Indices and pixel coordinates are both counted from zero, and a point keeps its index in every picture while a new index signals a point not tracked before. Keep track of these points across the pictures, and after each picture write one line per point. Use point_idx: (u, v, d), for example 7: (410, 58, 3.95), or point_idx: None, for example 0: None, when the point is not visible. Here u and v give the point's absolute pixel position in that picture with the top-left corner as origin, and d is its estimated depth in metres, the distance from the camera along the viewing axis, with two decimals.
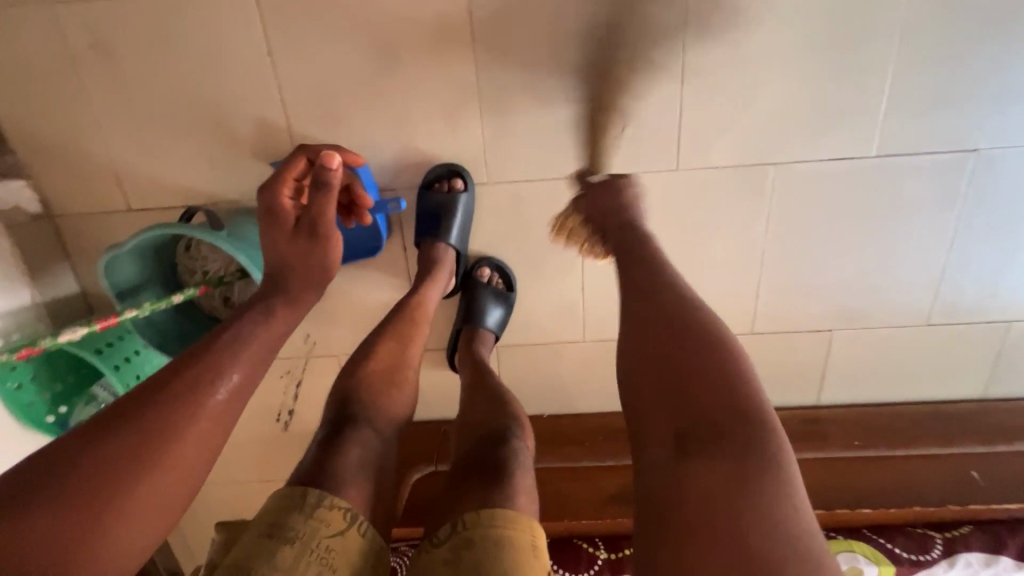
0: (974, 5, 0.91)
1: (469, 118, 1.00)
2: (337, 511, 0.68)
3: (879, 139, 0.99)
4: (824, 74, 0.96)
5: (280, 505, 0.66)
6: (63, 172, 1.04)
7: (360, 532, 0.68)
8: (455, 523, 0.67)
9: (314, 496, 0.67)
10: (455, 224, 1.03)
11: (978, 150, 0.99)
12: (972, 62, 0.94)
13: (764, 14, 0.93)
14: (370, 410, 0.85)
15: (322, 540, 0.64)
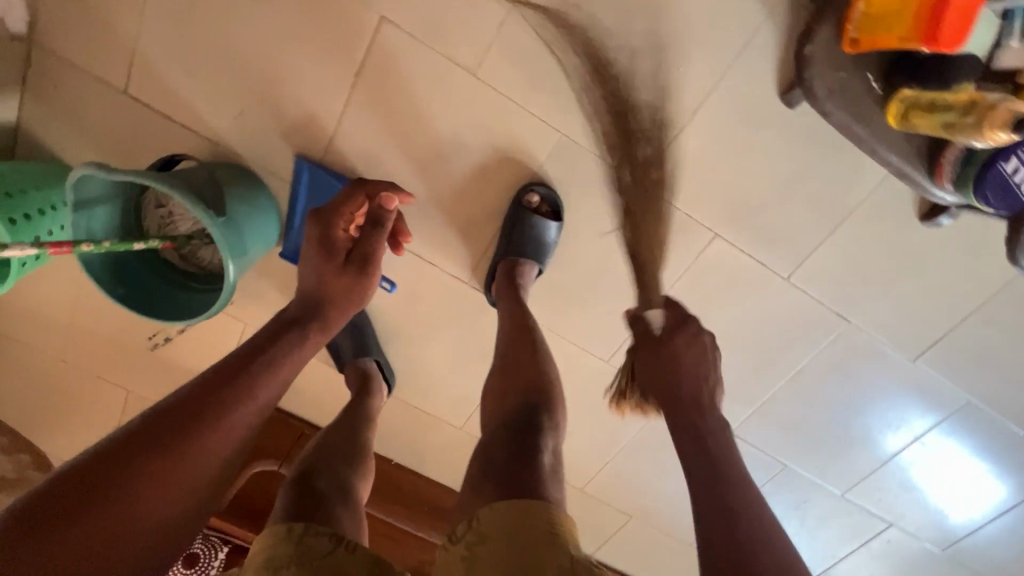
0: (855, 387, 1.20)
1: (485, 230, 1.10)
2: (321, 537, 0.78)
3: (754, 435, 1.28)
4: (744, 367, 1.18)
5: (274, 541, 0.77)
6: (77, 16, 0.92)
7: (347, 546, 0.78)
8: (470, 520, 0.69)
9: (297, 527, 0.79)
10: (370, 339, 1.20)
11: (813, 473, 1.33)
12: (839, 415, 1.24)
13: (729, 308, 1.12)
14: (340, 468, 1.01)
15: (312, 557, 0.75)
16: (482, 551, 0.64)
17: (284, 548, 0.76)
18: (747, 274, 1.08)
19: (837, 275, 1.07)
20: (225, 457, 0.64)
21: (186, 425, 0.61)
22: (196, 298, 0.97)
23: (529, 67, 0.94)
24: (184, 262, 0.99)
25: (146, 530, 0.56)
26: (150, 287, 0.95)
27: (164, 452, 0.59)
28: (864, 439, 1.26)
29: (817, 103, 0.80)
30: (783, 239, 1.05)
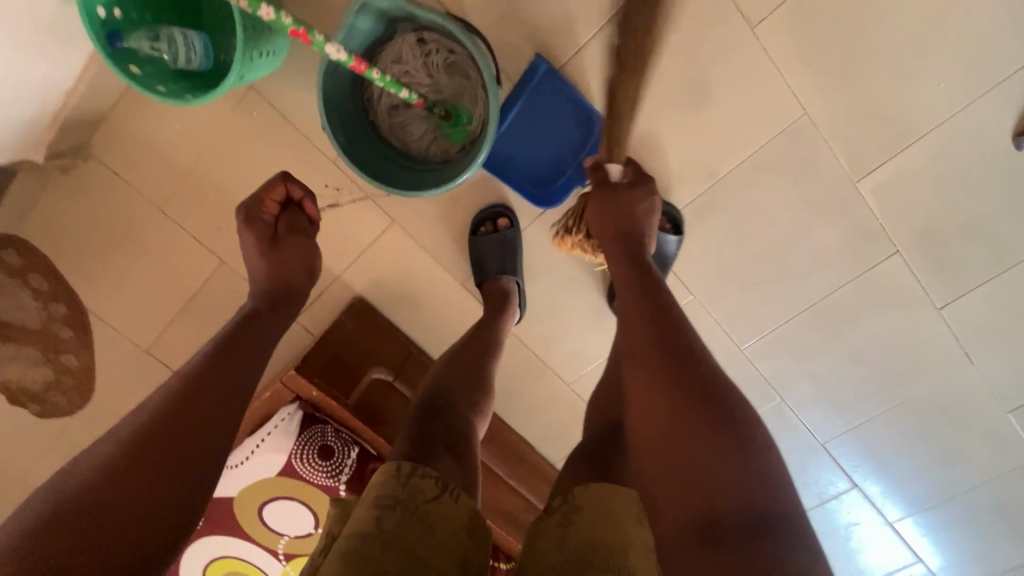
0: (935, 420, 1.26)
1: (683, 190, 1.07)
2: (429, 479, 0.69)
3: (822, 437, 1.32)
4: (856, 381, 1.23)
5: (382, 479, 0.69)
6: None
7: (453, 497, 0.69)
8: (565, 496, 0.73)
9: (407, 467, 0.69)
10: (518, 258, 1.11)
11: (861, 490, 1.38)
12: (912, 444, 1.29)
13: (869, 320, 1.15)
14: (455, 403, 0.89)
15: (420, 505, 0.66)
16: (578, 520, 0.68)
17: (391, 487, 0.67)
18: (908, 295, 1.12)
19: (983, 317, 1.13)
20: (216, 433, 0.61)
21: (154, 415, 0.59)
22: (392, 170, 0.92)
23: (799, 38, 0.93)
24: (387, 130, 0.92)
25: (155, 502, 0.54)
26: (356, 142, 0.89)
27: (151, 446, 0.57)
28: (928, 470, 1.32)
29: None
30: (953, 271, 1.09)
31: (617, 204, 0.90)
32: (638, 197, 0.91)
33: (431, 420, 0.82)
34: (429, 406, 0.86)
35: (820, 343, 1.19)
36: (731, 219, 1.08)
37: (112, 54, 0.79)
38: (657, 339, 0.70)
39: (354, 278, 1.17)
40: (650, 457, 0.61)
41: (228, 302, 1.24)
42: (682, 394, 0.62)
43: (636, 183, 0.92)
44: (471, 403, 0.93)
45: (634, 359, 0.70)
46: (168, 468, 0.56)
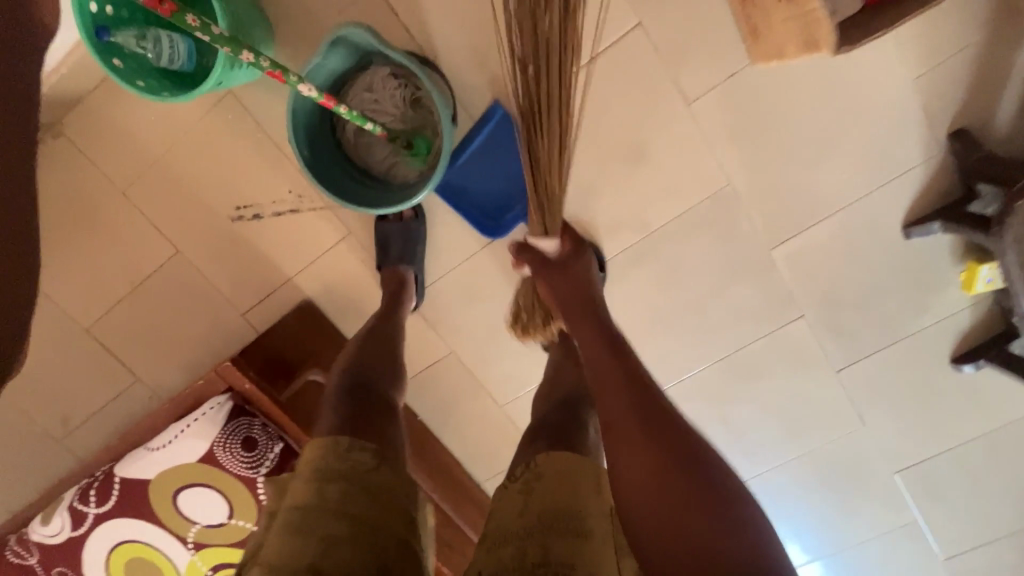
0: (831, 474, 1.37)
1: (621, 238, 1.17)
2: (367, 451, 0.75)
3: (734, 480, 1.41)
4: (767, 430, 1.33)
5: (322, 452, 0.75)
6: None
7: (389, 465, 0.76)
8: (527, 464, 0.78)
9: (346, 442, 0.75)
10: (419, 249, 1.19)
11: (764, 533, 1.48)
12: (811, 494, 1.40)
13: (778, 377, 1.27)
14: (372, 382, 0.95)
15: (360, 474, 0.73)
16: (538, 486, 0.73)
17: (331, 461, 0.73)
18: (810, 356, 1.24)
19: (875, 384, 1.26)
20: None
21: None
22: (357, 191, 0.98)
23: (726, 121, 1.06)
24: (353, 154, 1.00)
25: None
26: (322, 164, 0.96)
27: None
28: (824, 519, 1.42)
29: (1000, 244, 0.94)
30: (853, 338, 1.22)
31: (565, 277, 0.98)
32: (583, 267, 1.00)
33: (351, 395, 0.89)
34: (355, 378, 0.94)
35: (735, 392, 1.29)
36: (662, 268, 1.19)
37: (98, 46, 0.85)
38: (606, 355, 0.81)
39: (305, 280, 1.23)
40: (623, 454, 0.68)
41: (174, 290, 1.26)
42: (633, 393, 0.74)
43: (574, 260, 1.00)
44: (387, 378, 0.99)
45: (601, 386, 0.77)
46: None
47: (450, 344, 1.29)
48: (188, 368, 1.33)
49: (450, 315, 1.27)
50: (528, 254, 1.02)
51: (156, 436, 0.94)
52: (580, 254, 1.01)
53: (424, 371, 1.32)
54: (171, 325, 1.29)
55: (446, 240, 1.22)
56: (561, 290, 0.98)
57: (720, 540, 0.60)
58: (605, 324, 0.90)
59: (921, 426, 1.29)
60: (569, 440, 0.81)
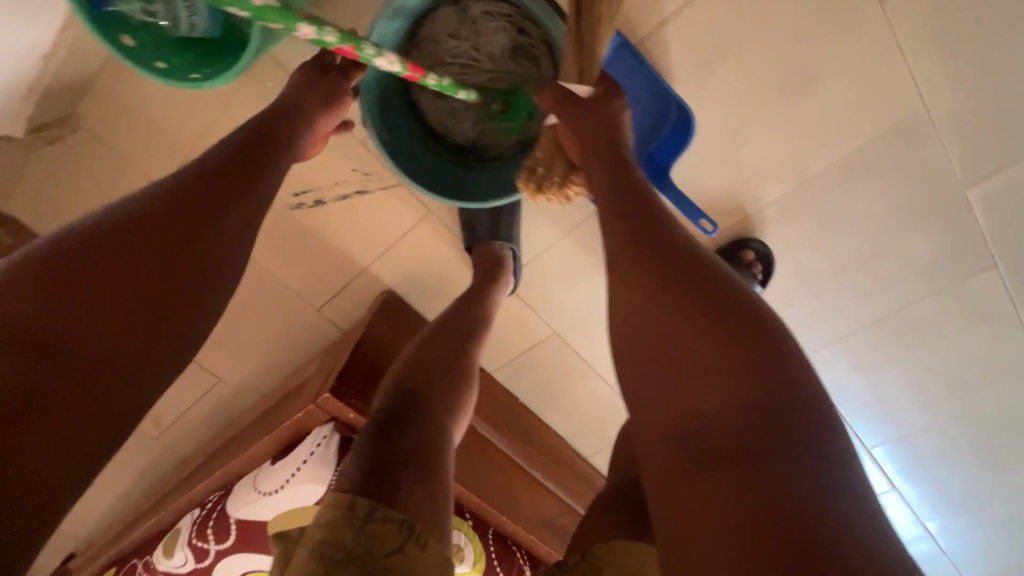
0: (991, 436, 1.18)
1: (765, 190, 0.94)
2: (390, 524, 0.65)
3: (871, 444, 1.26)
4: (922, 392, 1.15)
5: (335, 520, 0.66)
6: None
7: (417, 544, 0.66)
8: (585, 553, 0.77)
9: (364, 509, 0.66)
10: (513, 226, 1.00)
11: (894, 492, 1.34)
12: (962, 457, 1.23)
13: (944, 335, 1.06)
14: (423, 407, 0.83)
15: (378, 558, 0.63)
16: None
17: (345, 532, 0.64)
18: (993, 312, 1.02)
19: None
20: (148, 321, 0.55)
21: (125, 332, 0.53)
22: (436, 165, 0.90)
23: (935, 23, 0.76)
24: (434, 117, 0.90)
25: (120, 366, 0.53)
26: (402, 135, 0.87)
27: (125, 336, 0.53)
28: (971, 480, 1.26)
29: None
30: None
31: (591, 120, 0.74)
32: (613, 113, 0.76)
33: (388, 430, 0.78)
34: (396, 412, 0.80)
35: (886, 355, 1.11)
36: (814, 220, 0.96)
37: (98, 21, 0.64)
38: (682, 259, 0.59)
39: (385, 269, 1.07)
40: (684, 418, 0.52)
41: (240, 294, 1.13)
42: (711, 315, 0.54)
43: (602, 99, 0.76)
44: (445, 405, 0.86)
45: (656, 301, 0.58)
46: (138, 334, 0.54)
47: (551, 324, 1.13)
48: (271, 368, 1.25)
49: (551, 293, 1.10)
50: (547, 95, 0.78)
51: (261, 467, 0.91)
52: (611, 96, 0.77)
53: (524, 355, 1.18)
54: (244, 327, 1.17)
55: (544, 210, 1.02)
56: (589, 131, 0.74)
57: (807, 498, 0.44)
58: (638, 182, 0.69)
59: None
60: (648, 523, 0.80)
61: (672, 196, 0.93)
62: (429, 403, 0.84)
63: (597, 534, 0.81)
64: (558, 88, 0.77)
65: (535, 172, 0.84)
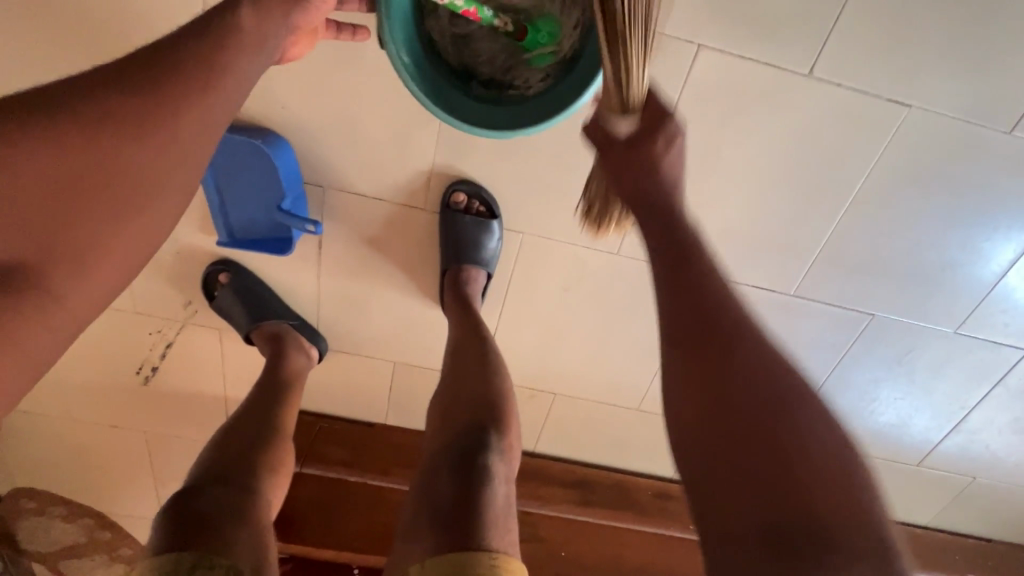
0: (905, 198, 0.94)
1: (421, 140, 0.90)
2: (219, 569, 0.70)
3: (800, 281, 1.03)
4: (784, 198, 0.95)
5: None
6: None
7: None
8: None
9: (191, 559, 0.69)
10: (266, 302, 1.04)
11: (875, 316, 1.07)
12: (901, 235, 0.98)
13: (736, 136, 0.89)
14: (240, 466, 0.88)
15: None
16: None
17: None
18: (755, 85, 0.84)
19: (885, 38, 0.81)
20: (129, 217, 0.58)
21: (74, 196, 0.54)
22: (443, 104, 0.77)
23: None
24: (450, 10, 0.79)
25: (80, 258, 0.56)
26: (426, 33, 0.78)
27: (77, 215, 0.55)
28: (935, 256, 1.00)
29: None
30: (788, 20, 0.79)
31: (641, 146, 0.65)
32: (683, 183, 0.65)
33: (187, 491, 0.80)
34: (207, 475, 0.84)
35: (700, 195, 0.95)
36: None
37: None
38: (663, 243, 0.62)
39: (237, 387, 1.20)
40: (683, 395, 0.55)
41: (175, 457, 1.33)
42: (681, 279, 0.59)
43: (642, 140, 0.65)
44: (265, 464, 0.92)
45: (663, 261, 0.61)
46: (89, 225, 0.56)
47: (384, 356, 1.15)
48: None
49: (361, 333, 1.12)
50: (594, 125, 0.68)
51: None
52: (660, 114, 0.66)
53: (392, 394, 1.19)
54: None
55: (290, 275, 1.05)
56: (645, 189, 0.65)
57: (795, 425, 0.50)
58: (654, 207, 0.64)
59: (984, 42, 0.82)
60: (459, 525, 0.79)
61: (293, 218, 0.91)
62: (236, 466, 0.88)
63: (412, 554, 0.79)
64: (598, 126, 0.68)
65: (592, 213, 0.79)
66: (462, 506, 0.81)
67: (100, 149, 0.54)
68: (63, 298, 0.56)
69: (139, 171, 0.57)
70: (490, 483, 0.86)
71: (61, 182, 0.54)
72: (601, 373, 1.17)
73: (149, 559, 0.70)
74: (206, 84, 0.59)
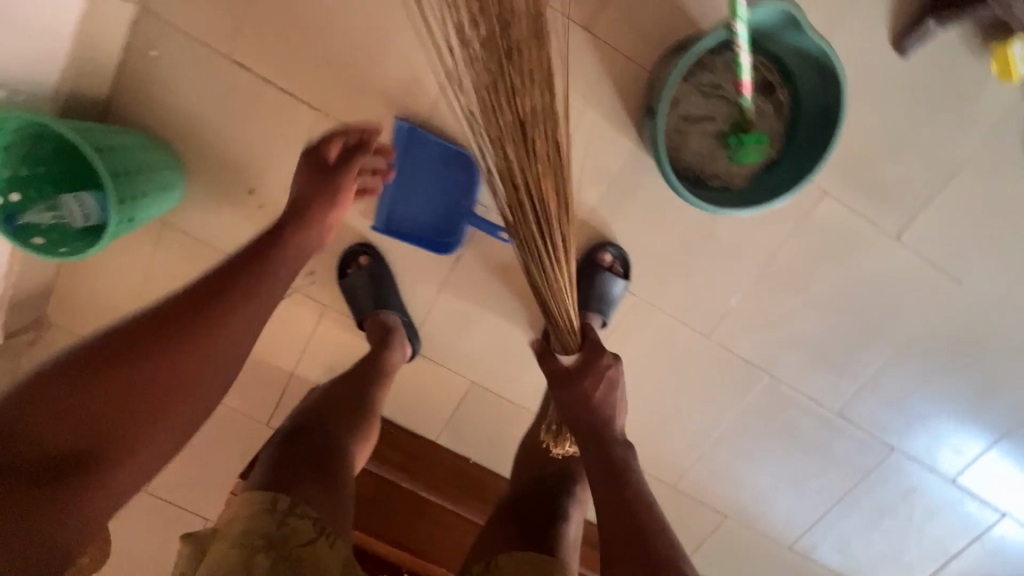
0: (937, 355, 1.16)
1: (585, 196, 1.05)
2: (306, 520, 0.75)
3: (841, 402, 1.21)
4: (846, 330, 1.15)
5: (253, 514, 0.74)
6: None
7: (328, 543, 0.75)
8: (488, 562, 0.80)
9: (284, 505, 0.75)
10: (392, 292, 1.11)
11: (891, 450, 1.25)
12: (927, 385, 1.18)
13: (829, 269, 1.09)
14: (337, 428, 0.93)
15: (294, 547, 0.71)
16: None
17: (265, 525, 0.73)
18: (855, 234, 1.06)
19: (956, 229, 1.05)
20: (186, 414, 0.70)
21: (96, 449, 0.63)
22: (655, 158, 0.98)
23: (643, 24, 0.95)
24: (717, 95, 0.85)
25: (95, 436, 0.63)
26: None
27: (99, 436, 0.63)
28: (948, 411, 1.20)
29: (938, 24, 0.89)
30: (893, 195, 1.03)
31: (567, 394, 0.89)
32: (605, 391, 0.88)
33: (292, 441, 0.87)
34: (308, 431, 0.90)
35: (787, 307, 1.13)
36: (641, 207, 1.06)
37: (14, 232, 0.87)
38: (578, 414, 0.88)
39: (308, 367, 1.21)
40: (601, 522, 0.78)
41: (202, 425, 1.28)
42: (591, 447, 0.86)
43: (578, 376, 0.89)
44: (356, 434, 0.97)
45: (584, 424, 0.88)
46: (121, 414, 0.65)
47: (465, 373, 1.21)
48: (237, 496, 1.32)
49: (454, 346, 1.19)
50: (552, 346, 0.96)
51: None
52: (592, 360, 0.91)
53: (456, 413, 1.23)
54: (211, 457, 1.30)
55: (416, 275, 1.14)
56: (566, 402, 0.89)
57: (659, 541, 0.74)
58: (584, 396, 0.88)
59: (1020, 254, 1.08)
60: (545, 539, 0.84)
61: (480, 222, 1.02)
62: (334, 428, 0.93)
63: (499, 543, 0.84)
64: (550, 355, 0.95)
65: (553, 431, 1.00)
66: (546, 527, 0.87)
67: (102, 439, 0.64)
68: (143, 453, 0.66)
69: (179, 385, 0.69)
70: (565, 520, 0.91)
71: (87, 425, 0.63)
72: (650, 444, 1.26)
73: (249, 495, 0.76)
74: (241, 298, 0.75)
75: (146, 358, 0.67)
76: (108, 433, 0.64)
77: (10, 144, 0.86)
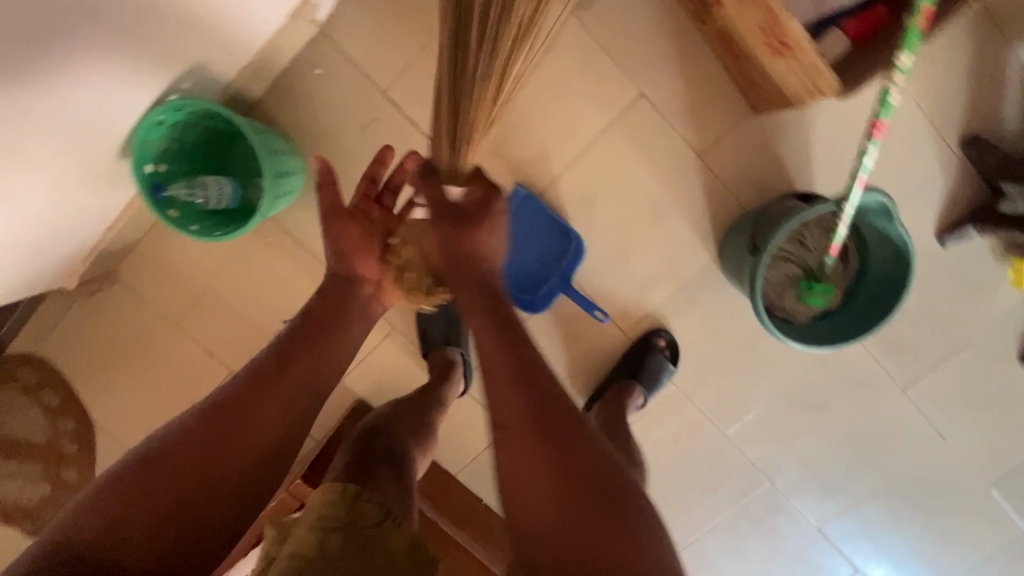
0: (912, 495, 1.31)
1: (658, 290, 1.18)
2: (373, 505, 0.77)
3: (823, 518, 1.34)
4: (844, 457, 1.29)
5: (327, 500, 0.76)
6: (369, 33, 1.05)
7: (395, 527, 0.76)
8: None
9: (353, 492, 0.77)
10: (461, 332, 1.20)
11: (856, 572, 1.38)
12: (899, 520, 1.33)
13: (842, 401, 1.25)
14: (403, 435, 0.98)
15: (364, 528, 0.73)
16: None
17: (337, 509, 0.74)
18: (870, 377, 1.23)
19: (952, 393, 1.23)
20: (208, 512, 0.69)
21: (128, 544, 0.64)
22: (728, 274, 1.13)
23: (747, 164, 1.10)
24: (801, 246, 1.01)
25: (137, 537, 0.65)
26: None
27: (144, 528, 0.65)
28: (912, 547, 1.35)
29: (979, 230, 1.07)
30: (908, 352, 1.21)
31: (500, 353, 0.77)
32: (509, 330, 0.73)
33: (365, 444, 0.91)
34: (377, 436, 0.94)
35: (800, 426, 1.27)
36: (702, 312, 1.19)
37: (155, 201, 0.92)
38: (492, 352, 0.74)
39: (357, 380, 1.26)
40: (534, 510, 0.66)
41: None
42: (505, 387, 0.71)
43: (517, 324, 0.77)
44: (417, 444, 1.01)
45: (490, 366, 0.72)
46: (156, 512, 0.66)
47: None
48: None
49: None
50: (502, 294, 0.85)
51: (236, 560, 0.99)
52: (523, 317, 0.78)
53: (484, 454, 1.30)
54: None
55: None
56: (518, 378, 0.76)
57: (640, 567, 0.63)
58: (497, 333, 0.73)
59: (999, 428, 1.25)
60: None
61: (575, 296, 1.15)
62: (399, 435, 0.97)
63: None
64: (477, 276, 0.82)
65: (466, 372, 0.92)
66: None
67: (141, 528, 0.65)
68: (176, 534, 0.66)
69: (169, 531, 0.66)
70: None
71: (137, 514, 0.65)
72: None
73: (324, 487, 0.79)
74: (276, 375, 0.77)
75: (178, 451, 0.69)
76: (149, 523, 0.65)
77: (180, 121, 0.92)
